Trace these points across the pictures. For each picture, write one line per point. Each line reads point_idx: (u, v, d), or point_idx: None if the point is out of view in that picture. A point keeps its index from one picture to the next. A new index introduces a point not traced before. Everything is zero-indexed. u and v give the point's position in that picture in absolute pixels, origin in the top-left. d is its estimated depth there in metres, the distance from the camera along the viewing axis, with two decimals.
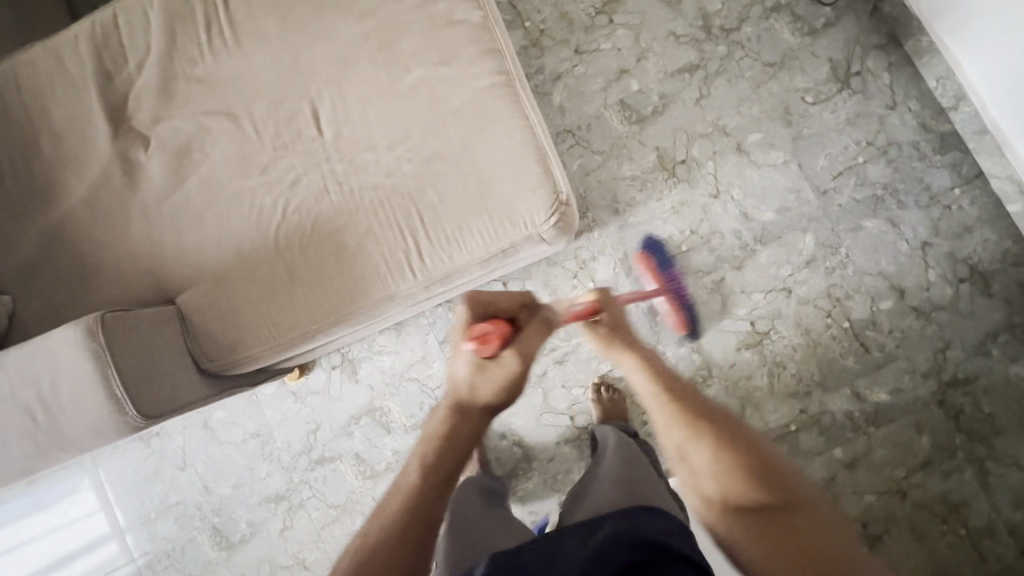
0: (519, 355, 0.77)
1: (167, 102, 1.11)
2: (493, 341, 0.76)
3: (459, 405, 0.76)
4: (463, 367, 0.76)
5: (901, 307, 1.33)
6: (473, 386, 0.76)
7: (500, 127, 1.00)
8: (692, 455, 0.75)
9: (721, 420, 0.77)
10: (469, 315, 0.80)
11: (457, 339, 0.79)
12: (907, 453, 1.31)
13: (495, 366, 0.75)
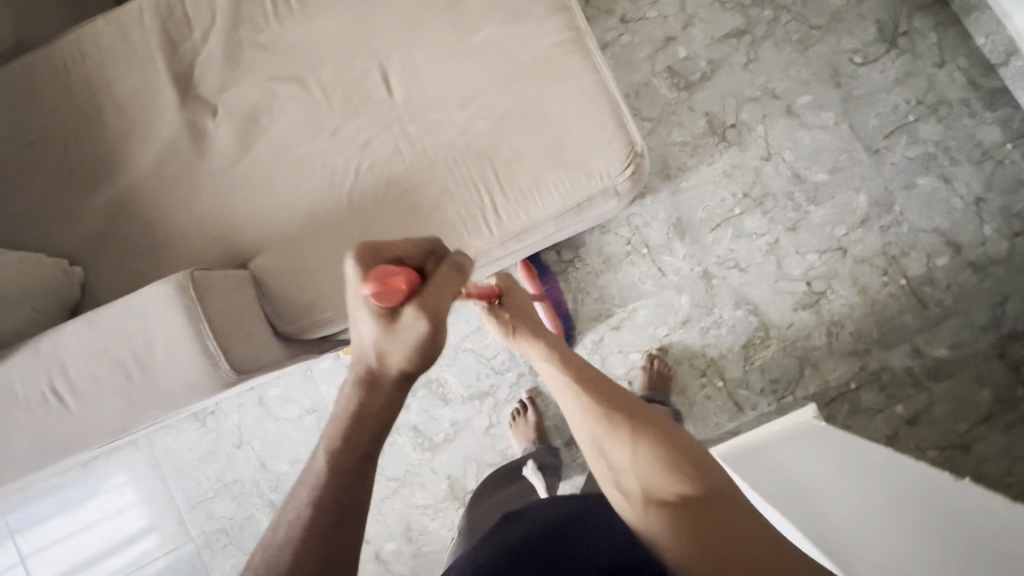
0: (424, 310, 0.64)
1: (232, 70, 1.11)
2: (396, 290, 0.62)
3: (368, 377, 0.65)
4: (369, 329, 0.64)
5: (957, 262, 1.34)
6: (381, 354, 0.65)
7: (573, 81, 1.01)
8: (611, 451, 0.77)
9: (628, 406, 0.83)
10: (361, 265, 0.65)
11: (353, 298, 0.65)
12: (969, 406, 1.31)
13: (401, 326, 0.63)
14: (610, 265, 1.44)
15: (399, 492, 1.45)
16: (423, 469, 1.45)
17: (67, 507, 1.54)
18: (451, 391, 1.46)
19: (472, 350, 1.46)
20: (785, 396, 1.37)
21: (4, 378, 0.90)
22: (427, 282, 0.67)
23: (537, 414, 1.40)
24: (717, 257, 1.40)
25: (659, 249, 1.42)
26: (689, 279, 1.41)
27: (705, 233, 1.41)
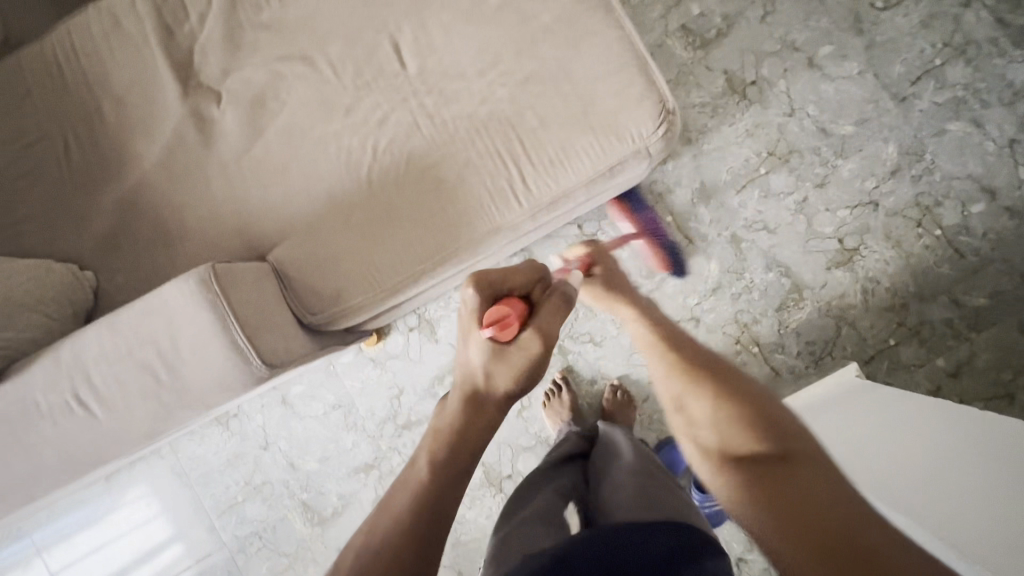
0: (538, 337, 0.68)
1: (235, 52, 1.06)
2: (512, 324, 0.66)
3: (475, 395, 0.65)
4: (481, 354, 0.65)
5: (993, 208, 1.30)
6: (489, 373, 0.65)
7: (597, 39, 0.96)
8: (691, 405, 0.68)
9: (722, 373, 0.71)
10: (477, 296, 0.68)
11: (468, 327, 0.69)
12: (1013, 355, 1.27)
13: (516, 353, 0.66)
14: None
15: None
16: None
17: (94, 521, 1.51)
18: None
19: None
20: (823, 358, 1.33)
21: (24, 389, 0.85)
22: (535, 316, 0.71)
23: (571, 394, 1.35)
24: (745, 220, 1.36)
25: (684, 216, 1.38)
26: (717, 245, 1.37)
27: (730, 196, 1.37)
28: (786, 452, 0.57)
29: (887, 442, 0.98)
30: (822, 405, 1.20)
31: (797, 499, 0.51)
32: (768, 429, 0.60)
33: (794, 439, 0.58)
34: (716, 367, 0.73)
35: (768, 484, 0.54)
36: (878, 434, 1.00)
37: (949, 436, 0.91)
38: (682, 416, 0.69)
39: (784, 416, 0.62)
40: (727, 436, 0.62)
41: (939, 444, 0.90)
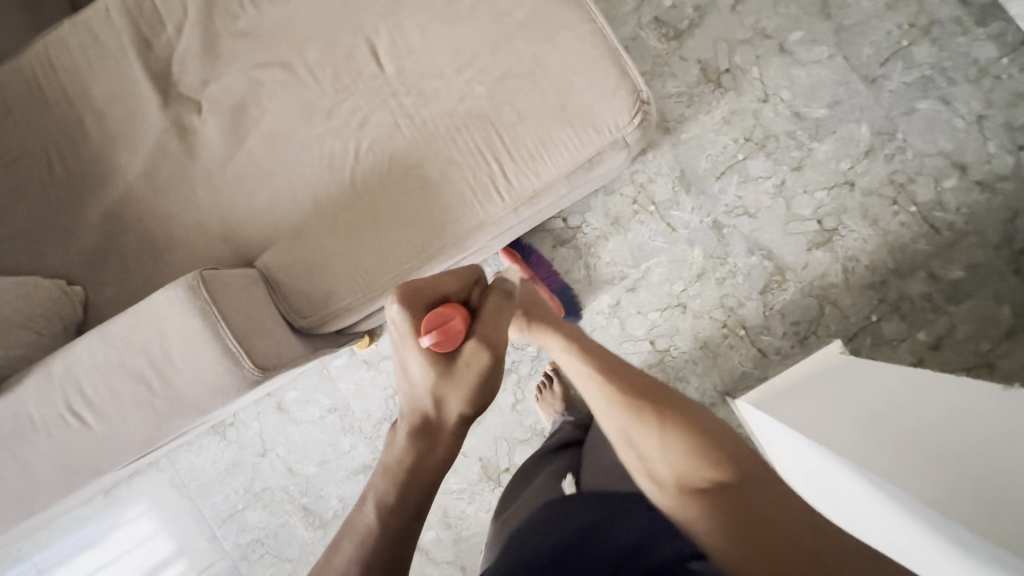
0: (481, 344, 0.69)
1: (213, 62, 1.06)
2: (450, 333, 0.67)
3: (426, 425, 0.68)
4: (424, 373, 0.68)
5: (965, 183, 1.33)
6: (439, 402, 0.68)
7: (570, 33, 0.98)
8: (640, 440, 0.71)
9: (660, 397, 0.75)
10: (409, 309, 0.68)
11: (406, 346, 0.69)
12: (990, 324, 1.31)
13: (461, 366, 0.68)
14: (618, 225, 1.42)
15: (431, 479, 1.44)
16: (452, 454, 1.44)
17: (95, 537, 1.51)
18: None
19: None
20: (808, 338, 1.36)
21: (19, 405, 0.85)
22: (475, 321, 0.72)
23: (563, 385, 1.37)
24: (726, 206, 1.39)
25: (666, 204, 1.40)
26: (699, 232, 1.39)
27: (710, 183, 1.39)
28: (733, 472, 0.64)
29: (854, 417, 1.02)
30: (804, 380, 1.24)
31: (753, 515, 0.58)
32: (715, 450, 0.67)
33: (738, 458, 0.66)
34: (653, 391, 0.76)
35: (723, 505, 0.60)
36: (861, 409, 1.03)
37: (909, 408, 0.96)
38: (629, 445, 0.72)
39: (722, 433, 0.70)
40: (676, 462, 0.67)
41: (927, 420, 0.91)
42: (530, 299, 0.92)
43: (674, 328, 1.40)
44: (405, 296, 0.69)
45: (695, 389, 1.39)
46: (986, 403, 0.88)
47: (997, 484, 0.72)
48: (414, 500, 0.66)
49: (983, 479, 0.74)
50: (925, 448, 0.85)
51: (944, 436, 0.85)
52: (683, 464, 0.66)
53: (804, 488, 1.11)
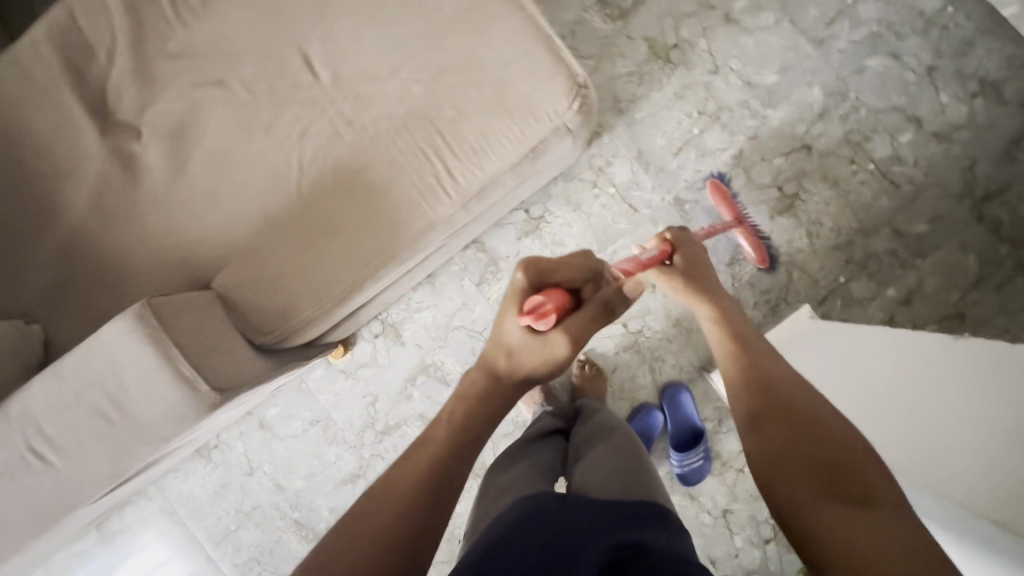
0: (571, 338, 0.71)
1: (148, 86, 1.05)
2: (550, 318, 0.68)
3: (493, 372, 0.71)
4: (513, 334, 0.71)
5: (921, 135, 1.33)
6: (513, 356, 0.71)
7: (502, 24, 0.97)
8: (763, 425, 0.68)
9: (794, 383, 0.72)
10: (525, 281, 0.72)
11: (509, 307, 0.72)
12: (957, 275, 1.31)
13: (545, 346, 0.70)
14: (581, 211, 1.41)
15: None
16: None
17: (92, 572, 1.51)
18: (449, 371, 1.43)
19: (462, 327, 1.43)
20: (779, 306, 1.36)
21: None
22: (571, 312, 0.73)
23: None
24: (686, 182, 1.38)
25: (626, 186, 1.40)
26: (661, 209, 1.39)
27: (668, 160, 1.39)
28: (852, 481, 0.57)
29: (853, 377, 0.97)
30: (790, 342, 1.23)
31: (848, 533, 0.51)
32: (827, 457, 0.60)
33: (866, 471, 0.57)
34: (794, 385, 0.71)
35: (820, 509, 0.55)
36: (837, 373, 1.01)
37: (906, 372, 0.89)
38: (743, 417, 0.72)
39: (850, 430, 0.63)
40: (788, 449, 0.63)
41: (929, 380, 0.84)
42: (691, 262, 1.00)
43: (645, 309, 1.39)
44: (527, 268, 0.72)
45: (672, 366, 1.39)
46: (978, 360, 0.80)
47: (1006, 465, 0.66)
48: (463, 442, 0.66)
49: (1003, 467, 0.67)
50: (929, 421, 0.79)
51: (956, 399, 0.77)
52: (793, 454, 0.63)
53: None
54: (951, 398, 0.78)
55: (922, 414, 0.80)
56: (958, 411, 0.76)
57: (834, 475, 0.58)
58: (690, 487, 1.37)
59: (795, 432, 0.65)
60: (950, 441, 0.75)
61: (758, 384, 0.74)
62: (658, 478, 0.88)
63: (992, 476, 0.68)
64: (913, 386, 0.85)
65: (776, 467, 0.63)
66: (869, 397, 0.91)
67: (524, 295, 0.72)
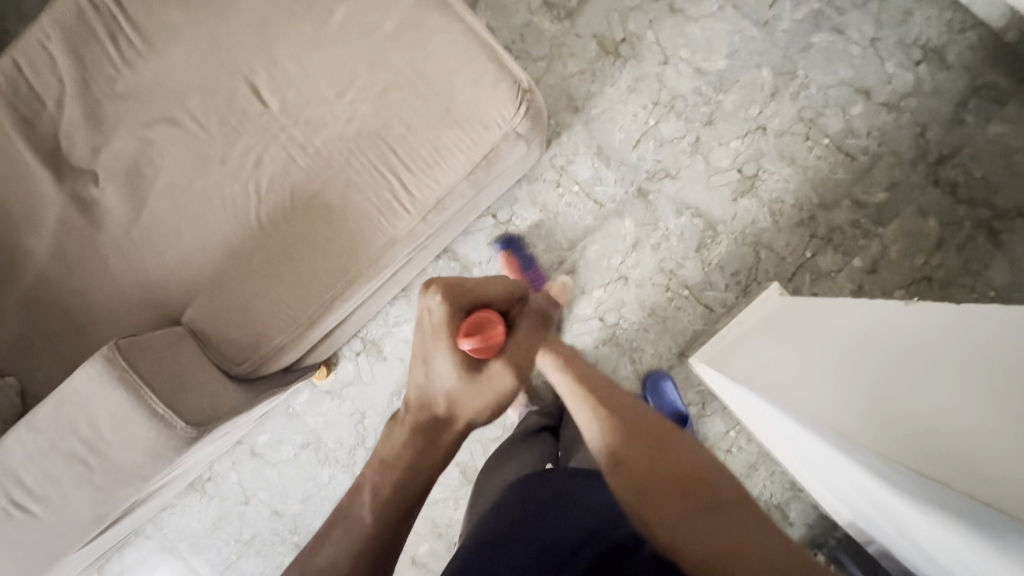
0: (513, 368, 0.68)
1: (100, 128, 1.06)
2: (494, 347, 0.66)
3: (435, 420, 0.71)
4: (450, 379, 0.67)
5: (871, 106, 1.36)
6: (453, 401, 0.69)
7: (442, 36, 0.98)
8: (627, 464, 0.64)
9: (640, 410, 0.71)
10: (455, 310, 0.66)
11: (440, 342, 0.66)
12: (920, 239, 1.34)
13: (486, 383, 0.67)
14: (547, 211, 1.42)
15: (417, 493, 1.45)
16: None
17: None
18: None
19: None
20: (750, 286, 1.38)
21: None
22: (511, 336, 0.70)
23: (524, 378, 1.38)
24: (647, 173, 1.40)
25: (589, 182, 1.41)
26: (626, 202, 1.40)
27: (628, 153, 1.40)
28: (713, 502, 0.59)
29: (817, 360, 0.96)
30: (772, 315, 1.24)
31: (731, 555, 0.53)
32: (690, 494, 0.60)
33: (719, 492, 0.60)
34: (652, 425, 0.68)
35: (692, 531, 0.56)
36: (804, 354, 1.00)
37: (863, 352, 0.88)
38: (604, 454, 0.67)
39: (692, 455, 0.64)
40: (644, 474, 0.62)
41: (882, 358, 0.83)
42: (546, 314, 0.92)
43: (620, 301, 1.41)
44: (448, 294, 0.66)
45: (651, 355, 1.41)
46: (925, 325, 0.80)
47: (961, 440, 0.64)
48: (395, 515, 0.68)
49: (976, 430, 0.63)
50: (882, 400, 0.78)
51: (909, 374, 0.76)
52: (661, 481, 0.61)
53: (787, 436, 1.08)
54: (911, 369, 0.76)
55: (885, 392, 0.78)
56: (920, 379, 0.73)
57: (696, 500, 0.59)
58: None
59: (648, 462, 0.63)
60: (914, 413, 0.72)
61: (609, 418, 0.70)
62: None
63: (963, 440, 0.64)
64: (871, 366, 0.83)
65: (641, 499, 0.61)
66: (833, 381, 0.89)
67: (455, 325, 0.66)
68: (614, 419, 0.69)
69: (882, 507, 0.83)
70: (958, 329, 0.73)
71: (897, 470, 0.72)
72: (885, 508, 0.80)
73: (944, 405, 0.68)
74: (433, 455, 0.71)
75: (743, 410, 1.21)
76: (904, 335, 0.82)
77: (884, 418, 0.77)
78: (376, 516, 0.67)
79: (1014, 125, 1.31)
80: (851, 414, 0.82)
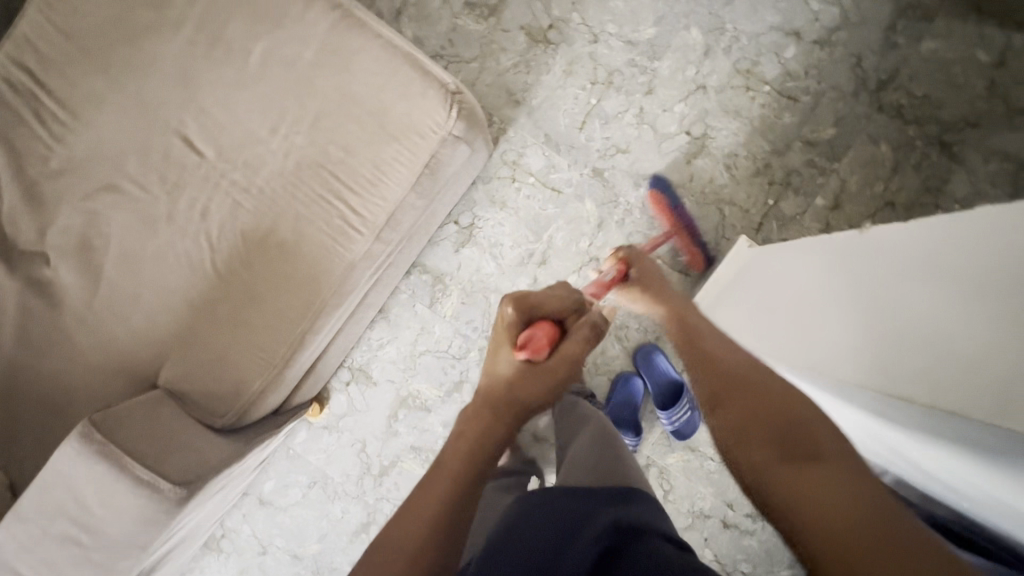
0: (569, 363, 0.72)
1: (42, 209, 1.05)
2: (545, 348, 0.70)
3: (495, 403, 0.68)
4: (512, 368, 0.70)
5: (803, 46, 1.36)
6: (514, 389, 0.69)
7: (361, 56, 0.98)
8: (725, 402, 0.63)
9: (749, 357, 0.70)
10: (518, 316, 0.74)
11: (502, 339, 0.73)
12: (876, 166, 1.34)
13: (546, 378, 0.70)
14: (508, 207, 1.42)
15: None
16: None
17: None
18: (427, 397, 1.42)
19: (428, 351, 1.43)
20: (720, 244, 1.38)
21: None
22: (567, 337, 0.75)
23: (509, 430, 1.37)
24: (598, 152, 1.40)
25: (544, 171, 1.41)
26: (583, 185, 1.40)
27: (576, 136, 1.40)
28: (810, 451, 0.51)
29: (786, 305, 0.96)
30: (751, 259, 1.24)
31: (803, 501, 0.47)
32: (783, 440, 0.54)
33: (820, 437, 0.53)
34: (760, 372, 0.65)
35: (777, 476, 0.50)
36: (776, 302, 1.01)
37: (843, 286, 0.81)
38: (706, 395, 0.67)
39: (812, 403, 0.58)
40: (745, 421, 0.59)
41: (835, 290, 0.83)
42: (643, 276, 1.04)
43: None
44: (515, 302, 0.75)
45: (637, 330, 1.40)
46: (867, 251, 0.81)
47: (912, 355, 0.64)
48: (478, 471, 0.63)
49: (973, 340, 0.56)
50: (842, 331, 0.77)
51: (858, 301, 0.76)
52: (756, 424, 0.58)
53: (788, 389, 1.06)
54: (861, 292, 0.76)
55: (844, 322, 0.78)
56: (882, 299, 0.71)
57: (793, 450, 0.52)
58: (687, 440, 1.38)
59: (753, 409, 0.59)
60: (868, 337, 0.72)
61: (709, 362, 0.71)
62: (632, 458, 0.89)
63: (959, 355, 0.57)
64: (855, 297, 0.77)
65: (739, 443, 0.58)
66: (803, 322, 0.89)
67: (515, 328, 0.74)
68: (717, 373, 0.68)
69: (883, 440, 0.78)
70: (891, 248, 0.75)
71: (873, 397, 0.71)
72: (894, 445, 0.74)
73: (935, 321, 0.61)
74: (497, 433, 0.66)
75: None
76: (880, 260, 0.76)
77: (846, 349, 0.76)
78: (462, 464, 0.63)
79: (945, 39, 1.32)
80: (847, 354, 0.75)
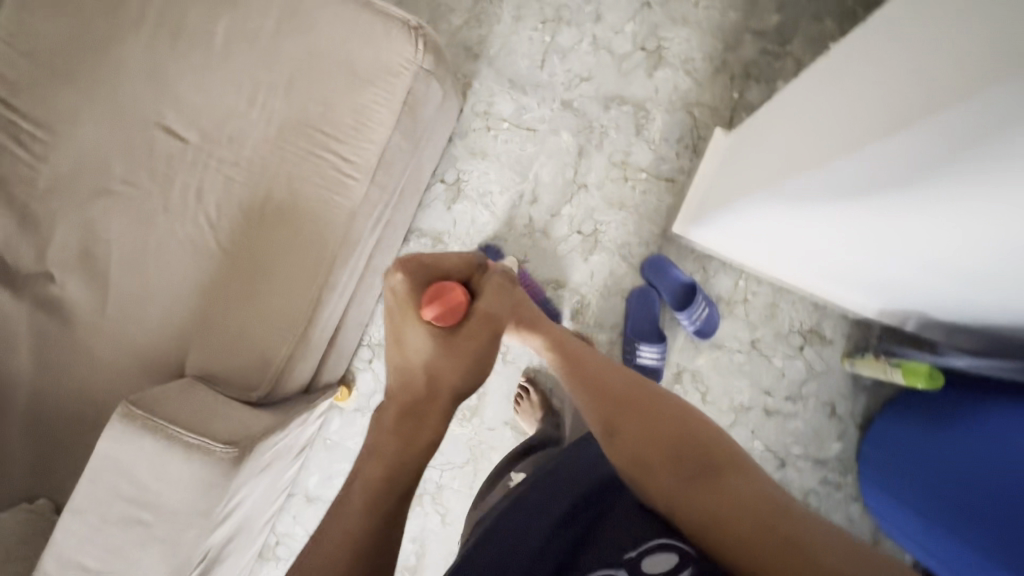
0: (486, 321, 0.74)
1: (37, 228, 1.05)
2: (454, 306, 0.71)
3: (414, 398, 0.71)
4: (421, 346, 0.72)
5: None
6: (430, 371, 0.71)
7: (321, 11, 1.01)
8: (626, 436, 0.75)
9: (637, 382, 0.83)
10: (415, 283, 0.74)
11: (404, 314, 0.73)
12: (826, 41, 1.40)
13: (462, 339, 0.72)
14: (489, 155, 1.45)
15: (478, 468, 1.42)
16: (482, 435, 1.43)
17: None
18: None
19: None
20: (698, 145, 1.42)
21: None
22: (477, 295, 0.76)
23: (539, 391, 1.37)
24: (563, 84, 1.44)
25: (515, 114, 1.44)
26: (555, 119, 1.44)
27: (539, 75, 1.44)
28: (709, 471, 0.67)
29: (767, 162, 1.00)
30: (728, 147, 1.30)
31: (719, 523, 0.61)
32: (688, 463, 0.69)
33: (715, 459, 0.69)
34: (659, 410, 0.78)
35: (687, 497, 0.65)
36: (759, 160, 1.05)
37: (831, 92, 0.83)
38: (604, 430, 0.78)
39: (707, 430, 0.74)
40: (650, 450, 0.72)
41: (808, 121, 0.88)
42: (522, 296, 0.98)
43: (589, 209, 1.43)
44: (408, 271, 0.75)
45: (639, 245, 1.42)
46: (830, 73, 0.86)
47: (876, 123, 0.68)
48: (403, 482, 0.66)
49: (925, 119, 0.60)
50: (818, 151, 0.81)
51: (828, 116, 0.81)
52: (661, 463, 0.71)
53: (805, 246, 1.09)
54: (831, 107, 0.81)
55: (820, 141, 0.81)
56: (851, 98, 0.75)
57: (698, 471, 0.67)
58: (712, 339, 1.40)
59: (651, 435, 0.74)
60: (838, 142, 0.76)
61: (607, 398, 0.81)
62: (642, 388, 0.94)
63: (931, 99, 0.59)
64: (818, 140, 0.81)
65: (644, 471, 0.71)
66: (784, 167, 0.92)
67: (412, 297, 0.74)
68: (616, 409, 0.79)
69: (915, 233, 0.80)
70: (846, 63, 0.81)
71: (877, 186, 0.74)
72: (928, 226, 0.76)
73: (910, 90, 0.62)
74: (424, 434, 0.69)
75: (752, 241, 1.21)
76: (861, 52, 0.78)
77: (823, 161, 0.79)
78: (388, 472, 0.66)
79: None
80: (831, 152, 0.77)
